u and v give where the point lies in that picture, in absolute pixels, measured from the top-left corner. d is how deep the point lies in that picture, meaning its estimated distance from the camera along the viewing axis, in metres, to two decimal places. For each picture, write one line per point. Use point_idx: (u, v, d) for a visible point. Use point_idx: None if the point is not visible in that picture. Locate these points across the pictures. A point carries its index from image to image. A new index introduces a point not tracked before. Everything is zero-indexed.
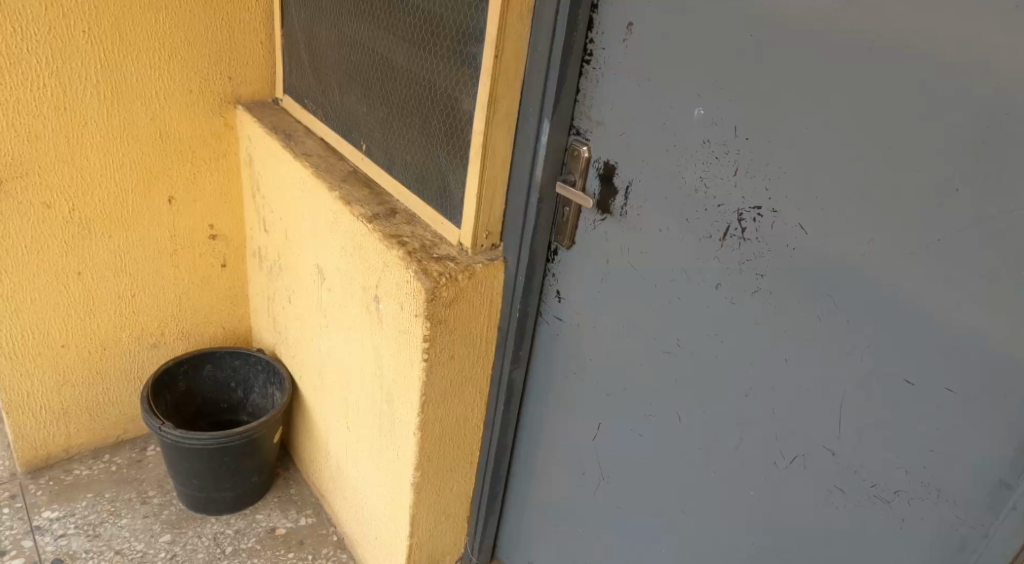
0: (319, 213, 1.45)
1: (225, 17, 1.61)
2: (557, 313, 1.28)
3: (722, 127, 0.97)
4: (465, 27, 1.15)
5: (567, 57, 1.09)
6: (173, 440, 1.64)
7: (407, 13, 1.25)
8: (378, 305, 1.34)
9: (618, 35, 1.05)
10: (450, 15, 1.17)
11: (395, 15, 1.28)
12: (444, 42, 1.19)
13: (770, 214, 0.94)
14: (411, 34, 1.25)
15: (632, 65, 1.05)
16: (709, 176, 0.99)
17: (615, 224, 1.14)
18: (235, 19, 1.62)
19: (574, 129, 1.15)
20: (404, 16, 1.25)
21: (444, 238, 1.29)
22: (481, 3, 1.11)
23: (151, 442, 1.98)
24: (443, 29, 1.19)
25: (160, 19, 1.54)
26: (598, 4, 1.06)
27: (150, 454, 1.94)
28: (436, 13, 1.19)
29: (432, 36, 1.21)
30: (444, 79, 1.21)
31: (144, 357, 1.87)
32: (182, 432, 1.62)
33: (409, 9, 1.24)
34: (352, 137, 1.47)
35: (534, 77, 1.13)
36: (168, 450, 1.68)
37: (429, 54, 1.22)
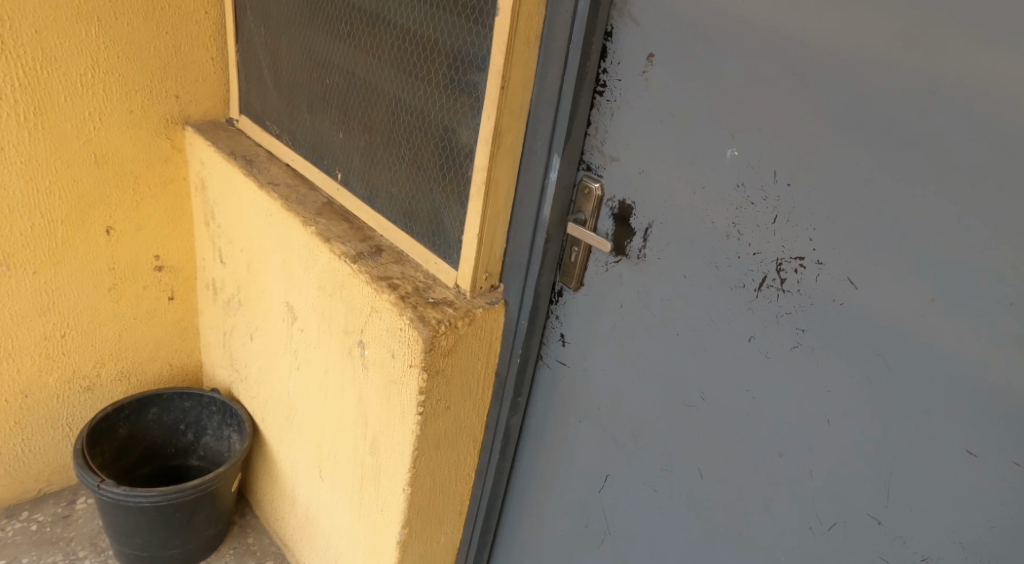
0: (290, 248, 1.32)
1: (168, 30, 1.45)
2: (559, 357, 1.21)
3: (759, 171, 0.91)
4: (463, 54, 1.04)
5: (580, 89, 1.01)
6: (116, 499, 1.47)
7: (393, 36, 1.13)
8: (363, 351, 1.23)
9: (637, 67, 0.98)
10: (445, 39, 1.05)
11: (378, 35, 1.15)
12: (437, 68, 1.08)
13: (814, 265, 0.88)
14: (397, 59, 1.13)
15: (653, 101, 0.98)
16: (743, 223, 0.93)
17: (633, 267, 1.06)
18: (181, 32, 1.47)
19: (584, 165, 1.07)
20: (389, 37, 1.14)
21: (438, 279, 1.19)
22: (482, 27, 1.00)
23: (80, 493, 1.79)
24: (436, 53, 1.07)
25: (93, 32, 1.37)
26: (613, 32, 0.99)
27: (79, 507, 1.76)
28: (427, 36, 1.08)
29: (422, 60, 1.10)
30: (438, 110, 1.10)
31: (76, 404, 1.67)
32: (127, 488, 1.46)
33: (395, 32, 1.12)
34: (324, 164, 1.34)
35: (543, 109, 1.04)
36: (108, 509, 1.51)
37: (420, 80, 1.11)
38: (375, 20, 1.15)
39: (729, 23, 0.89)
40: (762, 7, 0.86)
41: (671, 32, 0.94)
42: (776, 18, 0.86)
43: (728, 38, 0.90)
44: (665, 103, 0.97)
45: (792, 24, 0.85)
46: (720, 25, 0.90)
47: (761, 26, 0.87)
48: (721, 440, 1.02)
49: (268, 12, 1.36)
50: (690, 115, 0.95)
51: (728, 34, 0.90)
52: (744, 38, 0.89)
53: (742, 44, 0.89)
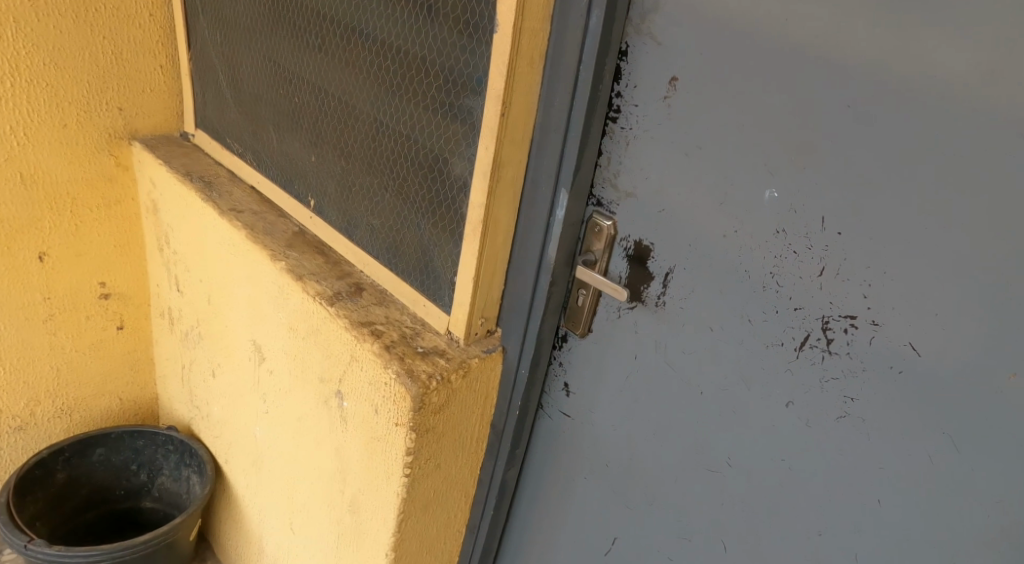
0: (258, 283, 1.18)
1: (105, 34, 1.26)
2: (563, 407, 1.10)
3: (803, 216, 0.78)
4: (455, 76, 0.90)
5: (591, 117, 0.88)
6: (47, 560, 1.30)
7: (372, 53, 0.99)
8: (341, 402, 1.09)
9: (656, 92, 0.85)
10: (434, 57, 0.91)
11: (354, 49, 1.01)
12: (424, 90, 0.94)
13: (869, 326, 0.76)
14: (378, 79, 0.99)
15: (675, 131, 0.85)
16: (783, 273, 0.81)
17: (650, 316, 0.95)
18: (122, 37, 1.27)
19: (594, 199, 0.95)
20: (368, 51, 0.99)
21: (428, 323, 1.06)
22: (479, 46, 0.87)
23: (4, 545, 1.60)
24: (422, 72, 0.93)
25: (12, 35, 1.17)
26: (629, 51, 0.86)
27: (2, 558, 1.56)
28: (412, 54, 0.94)
29: (406, 80, 0.96)
30: (426, 138, 0.96)
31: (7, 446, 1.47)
32: (61, 548, 1.30)
33: (375, 49, 0.98)
34: (294, 189, 1.20)
35: (548, 138, 0.91)
36: None
37: (405, 102, 0.97)
38: (351, 32, 1.01)
39: (771, 44, 0.76)
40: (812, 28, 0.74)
41: (696, 53, 0.81)
42: (829, 41, 0.73)
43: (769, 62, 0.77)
44: (690, 134, 0.84)
45: (850, 50, 0.72)
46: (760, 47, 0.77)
47: (811, 51, 0.74)
48: (749, 509, 0.92)
49: (225, 19, 1.20)
50: (722, 149, 0.82)
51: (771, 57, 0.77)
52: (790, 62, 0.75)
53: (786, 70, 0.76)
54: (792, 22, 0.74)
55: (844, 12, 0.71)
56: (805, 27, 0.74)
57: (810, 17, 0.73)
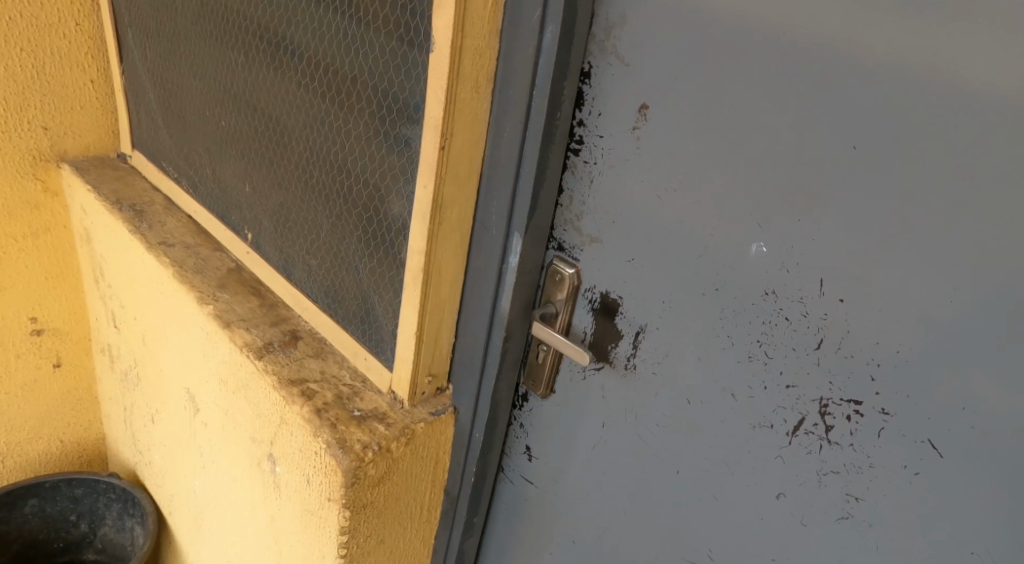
0: (188, 327, 1.05)
1: (24, 46, 1.12)
2: (525, 474, 0.96)
3: (798, 278, 0.64)
4: (389, 103, 0.76)
5: (547, 150, 0.74)
6: None
7: (299, 73, 0.85)
8: (273, 467, 0.96)
9: (624, 122, 0.71)
10: (365, 79, 0.77)
11: (280, 68, 0.87)
12: (355, 116, 0.80)
13: (877, 415, 0.62)
14: (307, 103, 0.85)
15: (647, 168, 0.71)
16: (773, 343, 0.67)
17: (619, 380, 0.81)
18: (44, 48, 1.14)
19: (554, 243, 0.82)
20: (294, 70, 0.85)
21: (369, 380, 0.92)
22: (412, 67, 0.73)
23: None
24: (352, 95, 0.79)
25: None
26: (592, 72, 0.72)
27: None
28: (340, 76, 0.80)
29: (336, 104, 0.82)
30: (360, 175, 0.83)
31: None
32: None
33: (302, 69, 0.84)
34: (231, 221, 1.07)
35: (498, 174, 0.77)
36: None
37: (335, 129, 0.83)
38: (275, 47, 0.87)
39: (759, 68, 0.62)
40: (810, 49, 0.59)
41: (670, 77, 0.67)
42: (831, 64, 0.58)
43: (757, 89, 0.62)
44: (664, 172, 0.70)
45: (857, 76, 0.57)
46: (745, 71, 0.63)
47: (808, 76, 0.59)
48: None
49: (151, 30, 1.07)
50: (699, 192, 0.69)
51: (759, 84, 0.62)
52: (783, 90, 0.61)
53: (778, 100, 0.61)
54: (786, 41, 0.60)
55: (851, 29, 0.57)
56: (801, 46, 0.59)
57: (807, 35, 0.59)
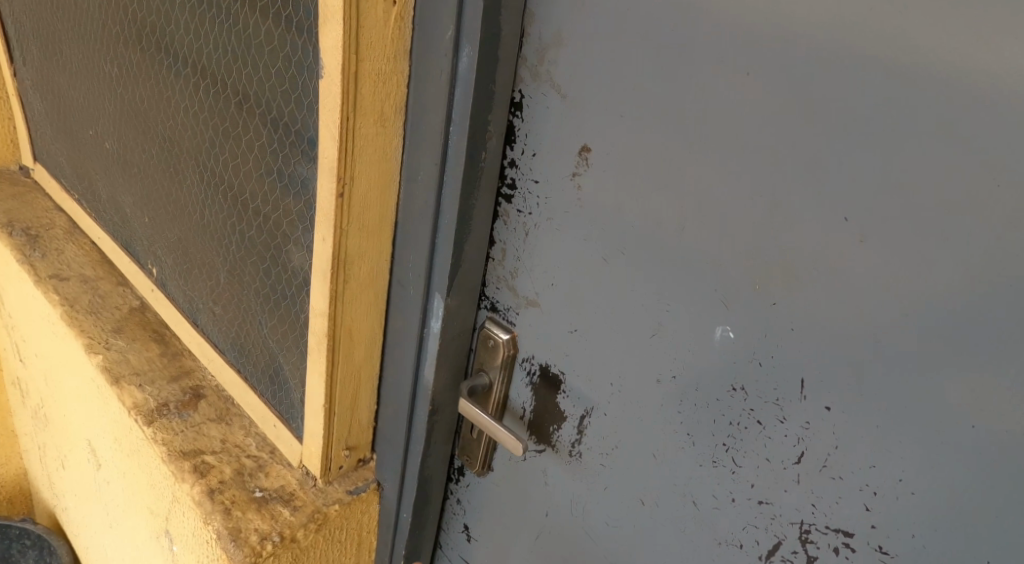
0: (80, 376, 0.91)
1: None
2: (463, 554, 0.83)
3: (772, 374, 0.50)
4: (281, 134, 0.62)
5: (472, 197, 0.61)
6: None
7: (184, 90, 0.70)
8: (170, 545, 0.83)
9: (562, 166, 0.58)
10: (252, 105, 0.63)
11: (162, 84, 0.73)
12: (247, 148, 0.66)
13: (872, 553, 0.48)
14: (195, 128, 0.71)
15: (589, 224, 0.58)
16: (742, 450, 0.53)
17: (562, 466, 0.68)
18: None
19: (487, 301, 0.69)
20: (177, 88, 0.71)
21: (278, 451, 0.79)
22: (302, 95, 0.59)
23: None
24: (241, 123, 0.65)
25: None
26: (524, 104, 0.58)
27: None
28: (227, 99, 0.65)
29: (224, 131, 0.68)
30: (259, 216, 0.69)
31: None
32: None
33: (186, 87, 0.69)
34: (133, 251, 0.93)
35: (415, 223, 0.64)
36: None
37: (226, 161, 0.69)
38: (155, 60, 0.72)
39: (723, 108, 0.47)
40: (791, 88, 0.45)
41: (614, 114, 0.53)
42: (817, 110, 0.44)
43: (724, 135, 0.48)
44: (609, 231, 0.56)
45: (852, 129, 0.43)
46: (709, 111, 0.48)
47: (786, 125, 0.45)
48: None
49: (35, 30, 0.92)
50: (651, 259, 0.55)
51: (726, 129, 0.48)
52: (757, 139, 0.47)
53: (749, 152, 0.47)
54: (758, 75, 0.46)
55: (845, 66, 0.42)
56: (779, 86, 0.45)
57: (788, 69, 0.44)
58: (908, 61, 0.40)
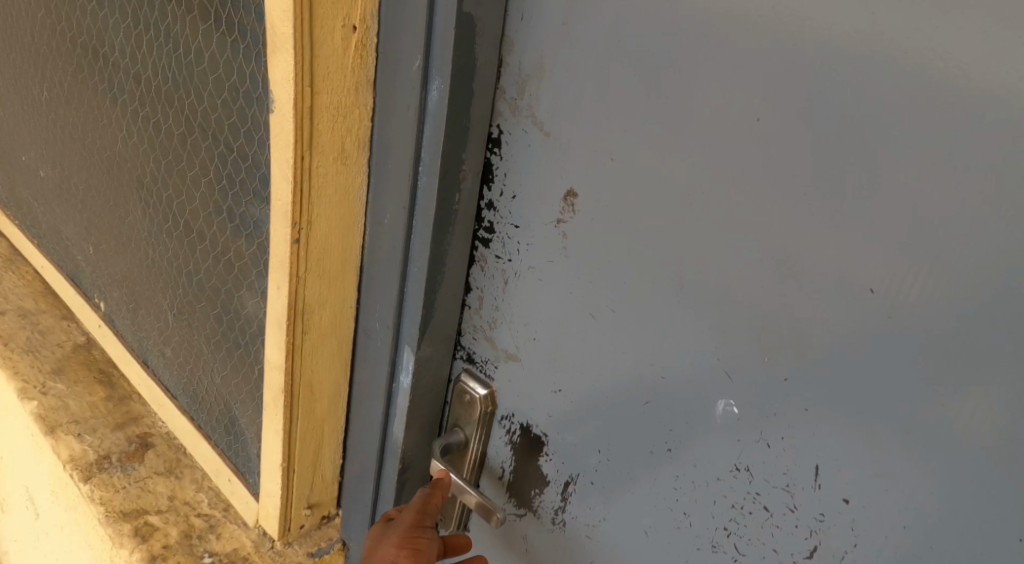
0: (16, 419, 0.83)
1: None
2: None
3: (784, 459, 0.43)
4: (231, 170, 0.56)
5: (443, 243, 0.54)
6: None
7: (123, 116, 0.63)
8: None
9: (544, 211, 0.51)
10: (198, 137, 0.56)
11: (100, 108, 0.65)
12: (194, 183, 0.59)
13: None
14: (136, 158, 0.64)
15: (575, 277, 0.51)
16: (747, 537, 0.47)
17: (544, 534, 0.62)
18: None
19: (463, 351, 0.63)
20: (115, 113, 0.64)
21: (233, 508, 0.72)
22: (252, 129, 0.52)
23: None
24: (186, 155, 0.58)
25: None
26: (502, 141, 0.52)
27: None
28: (170, 128, 0.58)
29: (168, 163, 0.61)
30: (209, 257, 0.62)
31: None
32: None
33: (125, 114, 0.62)
34: (79, 282, 0.86)
35: (381, 269, 0.57)
36: None
37: (171, 195, 0.62)
38: (92, 81, 0.65)
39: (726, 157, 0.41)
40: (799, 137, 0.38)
41: (602, 158, 0.47)
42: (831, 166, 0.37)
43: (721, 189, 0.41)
44: (597, 286, 0.50)
45: (874, 189, 0.36)
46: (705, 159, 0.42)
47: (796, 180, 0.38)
48: None
49: None
50: (642, 321, 0.48)
51: (725, 183, 0.41)
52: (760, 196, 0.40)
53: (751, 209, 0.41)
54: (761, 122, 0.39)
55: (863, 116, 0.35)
56: (785, 134, 0.38)
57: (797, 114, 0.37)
58: (938, 110, 0.33)
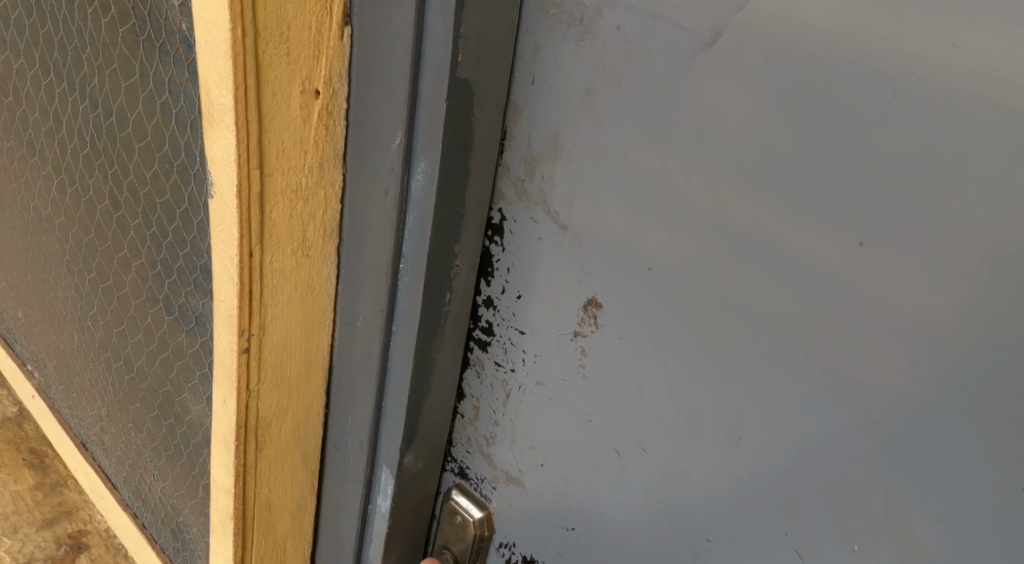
0: None
1: None
2: None
3: None
4: (166, 255, 0.45)
5: (431, 349, 0.44)
6: None
7: (41, 174, 0.52)
8: None
9: (558, 320, 0.41)
10: (126, 211, 0.45)
11: (17, 161, 0.54)
12: (124, 264, 0.48)
13: None
14: (59, 225, 0.53)
15: (596, 403, 0.41)
16: None
17: None
18: None
19: (454, 462, 0.52)
20: (33, 170, 0.52)
21: None
22: (190, 210, 0.41)
23: None
24: (114, 229, 0.47)
25: None
26: (505, 229, 0.41)
27: None
28: (95, 197, 0.47)
29: (93, 236, 0.49)
30: (145, 348, 0.51)
31: None
32: None
33: (43, 172, 0.51)
34: (10, 344, 0.74)
35: (353, 374, 0.46)
36: None
37: (100, 272, 0.51)
38: (8, 130, 0.54)
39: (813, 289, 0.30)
40: (934, 285, 0.26)
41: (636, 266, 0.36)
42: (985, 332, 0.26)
43: (805, 335, 0.30)
44: (625, 418, 0.40)
45: None
46: (784, 294, 0.30)
47: (921, 340, 0.27)
48: None
49: None
50: (685, 473, 0.38)
51: (813, 325, 0.30)
52: (864, 351, 0.29)
53: (850, 368, 0.29)
54: (874, 257, 0.27)
55: None
56: (910, 276, 0.27)
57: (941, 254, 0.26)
58: None
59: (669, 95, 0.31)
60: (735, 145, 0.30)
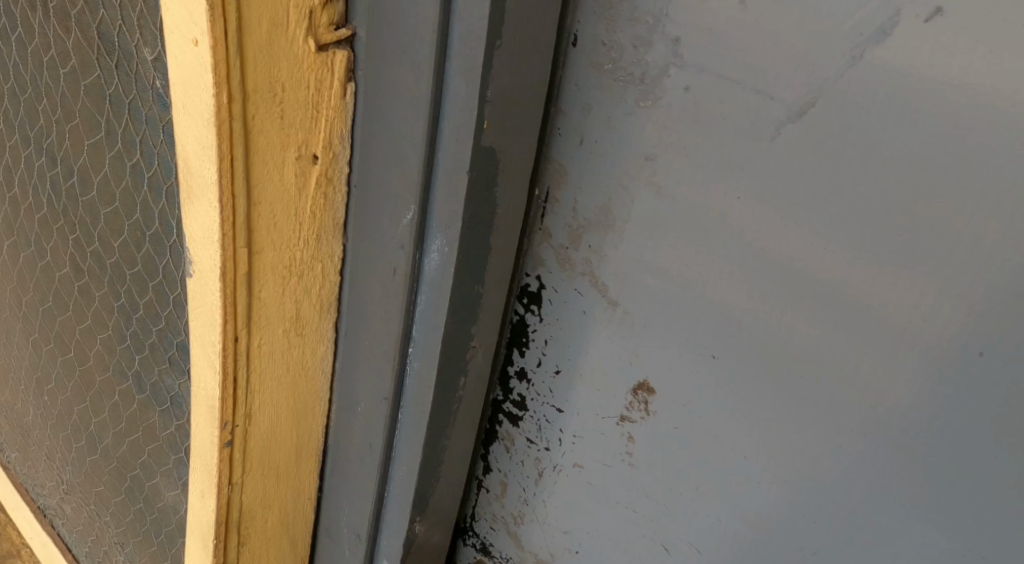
0: None
1: None
2: None
3: None
4: (136, 329, 0.39)
5: (447, 434, 0.39)
6: None
7: None
8: None
9: (604, 402, 0.35)
10: (92, 279, 0.40)
11: None
12: (90, 334, 0.42)
13: None
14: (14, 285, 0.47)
15: (646, 494, 0.36)
16: None
17: None
18: None
19: (473, 534, 0.47)
20: None
21: None
22: (163, 284, 0.36)
23: None
24: (77, 296, 0.42)
25: None
26: (543, 298, 0.35)
27: None
28: (58, 261, 0.42)
29: (54, 301, 0.44)
30: (113, 423, 0.45)
31: None
32: None
33: None
34: None
35: (349, 463, 0.41)
36: None
37: (61, 339, 0.45)
38: None
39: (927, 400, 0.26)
40: None
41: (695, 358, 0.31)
42: None
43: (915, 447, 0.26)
44: (680, 513, 0.35)
45: None
46: (890, 401, 0.26)
47: None
48: None
49: None
50: None
51: (924, 438, 0.26)
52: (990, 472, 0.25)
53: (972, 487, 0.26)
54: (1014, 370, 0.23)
55: None
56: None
57: None
58: None
59: (749, 171, 0.26)
60: (835, 236, 0.25)
